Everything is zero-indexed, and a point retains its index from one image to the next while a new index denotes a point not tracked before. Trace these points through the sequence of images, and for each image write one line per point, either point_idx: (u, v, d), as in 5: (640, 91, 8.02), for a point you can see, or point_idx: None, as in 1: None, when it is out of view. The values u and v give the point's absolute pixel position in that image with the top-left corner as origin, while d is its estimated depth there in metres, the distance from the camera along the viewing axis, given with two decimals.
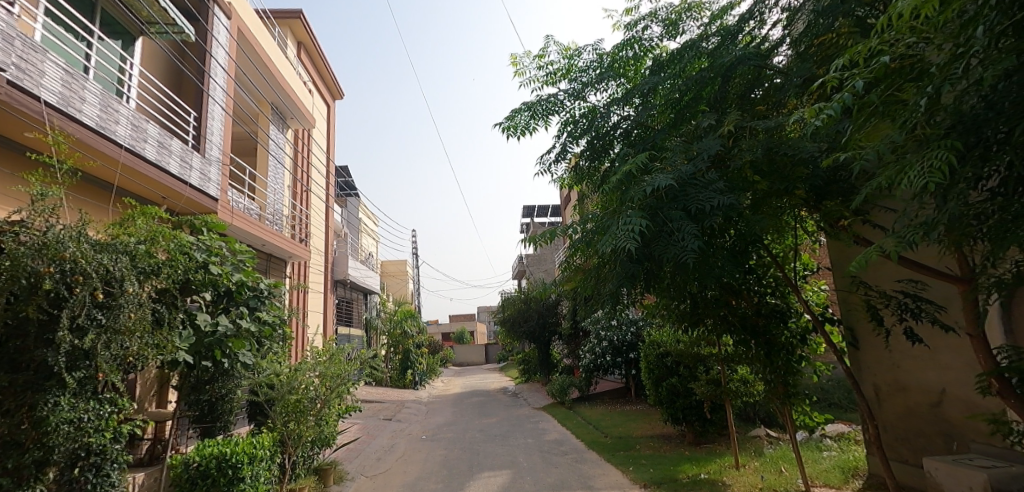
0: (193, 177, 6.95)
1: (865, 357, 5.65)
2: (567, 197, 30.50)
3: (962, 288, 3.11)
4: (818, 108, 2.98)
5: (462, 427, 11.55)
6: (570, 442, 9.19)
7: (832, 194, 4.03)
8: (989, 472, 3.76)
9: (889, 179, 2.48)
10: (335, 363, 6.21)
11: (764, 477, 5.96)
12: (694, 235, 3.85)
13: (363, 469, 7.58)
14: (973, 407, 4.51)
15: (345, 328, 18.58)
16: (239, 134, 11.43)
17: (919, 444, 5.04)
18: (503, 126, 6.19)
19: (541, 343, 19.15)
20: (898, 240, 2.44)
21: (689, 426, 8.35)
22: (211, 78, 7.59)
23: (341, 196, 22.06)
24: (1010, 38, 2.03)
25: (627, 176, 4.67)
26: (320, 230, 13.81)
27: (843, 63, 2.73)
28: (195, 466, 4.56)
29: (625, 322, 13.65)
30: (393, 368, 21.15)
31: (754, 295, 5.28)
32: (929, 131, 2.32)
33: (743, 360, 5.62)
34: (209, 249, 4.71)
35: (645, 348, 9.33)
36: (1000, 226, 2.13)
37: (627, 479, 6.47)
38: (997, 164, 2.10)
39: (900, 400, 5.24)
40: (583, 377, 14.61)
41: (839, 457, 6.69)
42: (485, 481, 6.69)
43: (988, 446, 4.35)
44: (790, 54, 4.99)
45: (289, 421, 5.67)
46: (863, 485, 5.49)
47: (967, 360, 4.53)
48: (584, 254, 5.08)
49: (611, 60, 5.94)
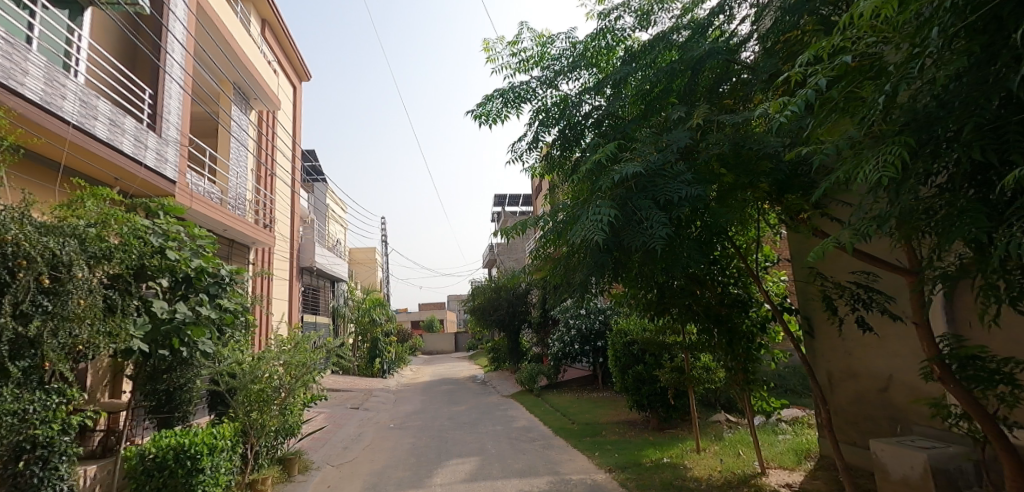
0: (149, 158, 6.65)
1: (821, 345, 5.91)
2: (540, 186, 30.46)
3: (910, 279, 3.25)
4: (783, 103, 3.05)
5: (431, 415, 11.54)
6: (539, 430, 9.29)
7: (793, 188, 4.12)
8: (929, 453, 4.00)
9: (847, 173, 2.57)
10: (300, 351, 6.09)
11: (723, 460, 6.18)
12: (662, 223, 3.93)
13: (329, 458, 7.50)
14: (916, 392, 4.77)
15: (312, 316, 18.23)
16: (199, 115, 10.99)
17: (867, 427, 5.31)
18: (475, 112, 6.13)
19: (511, 332, 19.24)
20: (853, 232, 2.51)
21: (653, 411, 8.58)
22: (168, 54, 7.25)
23: (307, 181, 21.55)
24: (962, 40, 2.12)
25: (597, 165, 4.69)
26: (285, 216, 13.48)
27: (807, 58, 2.79)
28: (151, 457, 4.41)
29: (593, 311, 13.81)
30: (361, 357, 20.92)
31: (718, 285, 5.44)
32: (884, 128, 2.41)
33: (706, 348, 5.80)
34: (166, 234, 4.48)
35: (612, 336, 9.50)
36: (946, 219, 2.17)
37: (593, 464, 6.62)
38: (946, 161, 2.19)
39: (851, 386, 5.50)
40: (551, 365, 14.76)
41: (792, 440, 7.00)
42: (454, 468, 6.72)
43: (929, 428, 4.61)
44: (757, 50, 5.11)
45: (252, 410, 5.52)
46: (814, 466, 5.76)
47: (913, 347, 4.78)
48: (555, 243, 5.06)
49: (584, 49, 5.95)
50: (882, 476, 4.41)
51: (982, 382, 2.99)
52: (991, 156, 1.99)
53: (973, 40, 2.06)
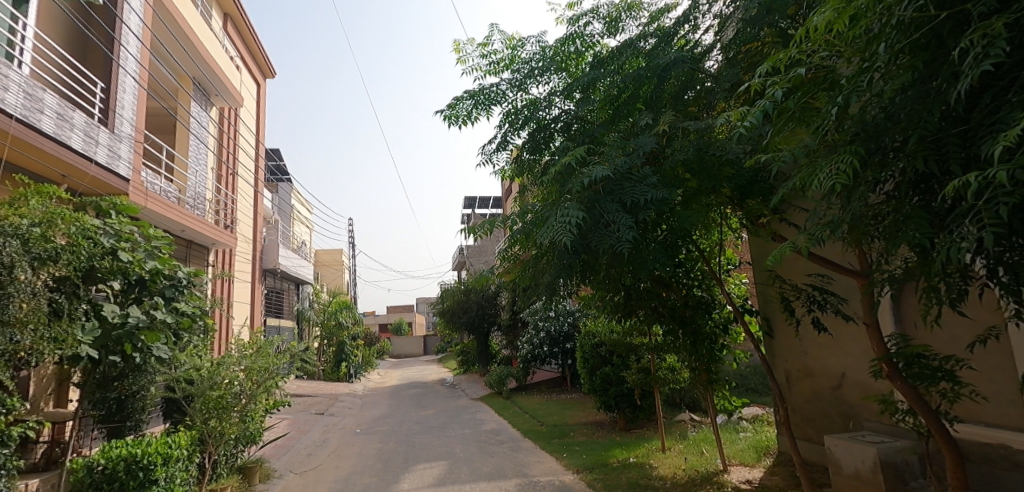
0: (100, 154, 6.35)
1: (780, 345, 6.12)
2: (509, 187, 30.50)
3: (861, 282, 3.42)
4: (743, 111, 3.15)
5: (398, 420, 11.38)
6: (507, 432, 9.29)
7: (754, 193, 4.25)
8: (879, 448, 4.19)
9: (803, 180, 2.67)
10: (262, 356, 5.88)
11: (687, 458, 6.32)
12: (628, 227, 4.01)
13: (292, 466, 7.30)
14: (867, 389, 4.99)
15: (275, 319, 17.71)
16: (156, 110, 10.58)
17: (822, 423, 5.52)
18: (445, 113, 6.10)
19: (480, 335, 19.18)
20: (809, 237, 2.61)
21: (620, 412, 8.70)
22: (122, 46, 6.95)
23: (271, 181, 20.98)
24: (907, 56, 2.23)
25: (566, 168, 4.74)
26: (248, 216, 13.09)
27: (766, 69, 2.89)
28: (99, 469, 4.20)
29: (562, 314, 13.93)
30: (326, 361, 20.47)
31: (683, 288, 5.56)
32: (837, 138, 2.53)
33: (671, 349, 5.92)
34: (118, 234, 4.27)
35: (580, 338, 9.61)
36: (893, 225, 2.27)
37: (561, 466, 6.67)
38: (893, 170, 2.30)
39: (808, 384, 5.71)
40: (520, 367, 14.79)
41: (753, 438, 7.21)
42: (421, 473, 6.64)
43: (878, 424, 4.83)
44: (720, 59, 5.26)
45: (210, 418, 5.31)
46: (773, 463, 5.95)
47: (863, 346, 5.00)
48: (524, 245, 5.07)
49: (554, 53, 6.00)
50: (835, 470, 4.59)
51: (926, 379, 3.16)
52: (933, 167, 2.10)
53: (917, 56, 2.18)
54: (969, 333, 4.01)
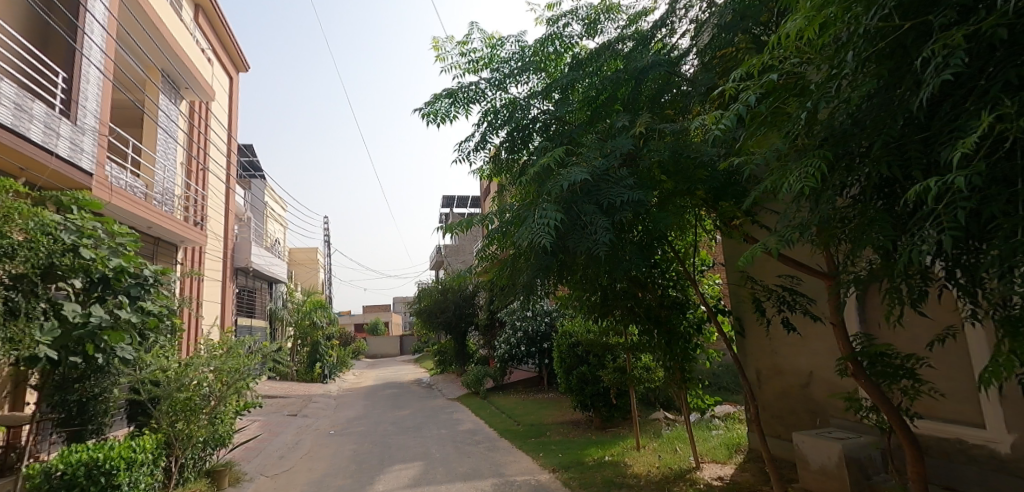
0: (61, 147, 6.10)
1: (751, 344, 6.26)
2: (487, 187, 30.46)
3: (828, 282, 3.52)
4: (718, 115, 3.21)
5: (374, 421, 11.25)
6: (483, 432, 9.27)
7: (727, 196, 4.34)
8: (844, 444, 4.32)
9: (774, 183, 2.73)
10: (233, 357, 5.68)
11: (661, 456, 6.41)
12: (605, 228, 4.05)
13: (263, 469, 7.15)
14: (833, 387, 5.14)
15: (247, 319, 17.30)
16: (122, 103, 10.23)
17: (790, 420, 5.66)
18: (423, 111, 6.05)
19: (457, 335, 19.10)
20: (779, 238, 2.67)
21: (596, 411, 8.78)
22: (86, 35, 6.69)
23: (244, 178, 20.50)
24: (873, 64, 2.31)
25: (544, 169, 4.75)
26: (219, 213, 12.77)
27: (740, 74, 2.95)
28: (58, 475, 4.04)
29: (540, 313, 13.97)
30: (300, 361, 20.10)
31: (658, 288, 5.64)
32: (807, 142, 2.59)
33: (646, 349, 6.00)
34: (80, 231, 4.12)
35: (557, 337, 9.66)
36: (858, 228, 2.34)
37: (537, 465, 6.69)
38: (858, 175, 2.37)
39: (777, 382, 5.85)
40: (497, 367, 14.78)
41: (725, 435, 7.36)
42: (396, 474, 6.57)
43: (843, 420, 4.98)
44: (696, 64, 5.35)
45: (177, 421, 5.16)
46: (743, 459, 6.08)
47: (830, 345, 5.15)
48: (502, 245, 5.06)
49: (533, 53, 6.01)
50: (803, 466, 4.71)
51: (888, 377, 3.27)
52: (896, 172, 2.17)
53: (882, 64, 2.25)
54: (929, 332, 4.16)
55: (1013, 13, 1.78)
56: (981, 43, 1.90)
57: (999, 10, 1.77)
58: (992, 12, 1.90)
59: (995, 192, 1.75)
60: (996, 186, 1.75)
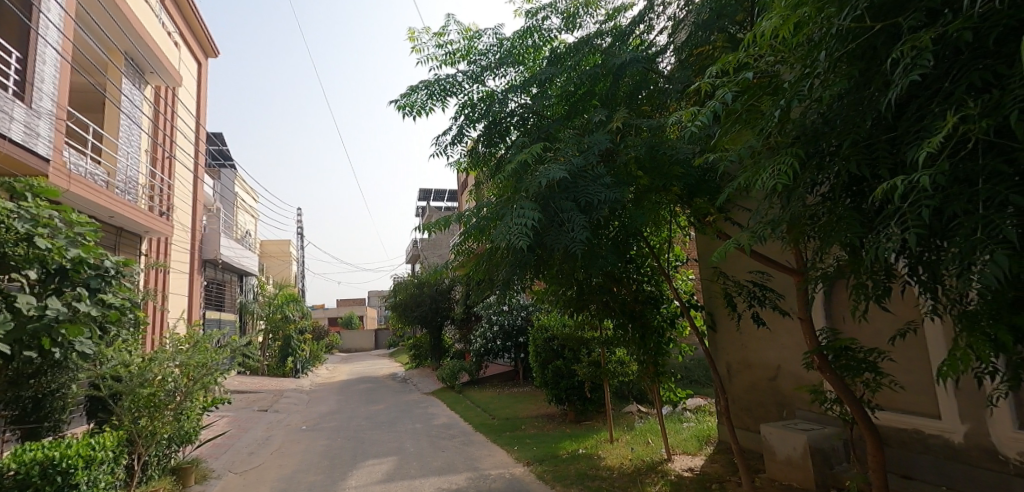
0: (15, 131, 5.81)
1: (722, 338, 6.39)
2: (465, 181, 30.23)
3: (796, 278, 3.61)
4: (694, 111, 3.23)
5: (347, 416, 11.11)
6: (458, 426, 9.26)
7: (702, 193, 4.40)
8: (809, 435, 4.46)
9: (747, 180, 2.78)
10: (199, 351, 5.52)
11: (633, 449, 6.51)
12: (581, 226, 4.08)
13: (231, 466, 6.98)
14: (799, 380, 5.29)
15: (216, 312, 16.85)
16: (82, 87, 9.81)
17: (758, 413, 5.82)
18: (399, 103, 5.95)
19: (433, 329, 18.99)
20: (751, 235, 2.71)
21: (571, 404, 8.86)
22: (43, 14, 6.38)
23: (213, 167, 19.90)
24: (844, 65, 2.35)
25: (522, 165, 4.72)
26: (186, 203, 12.36)
27: (716, 71, 2.98)
28: (10, 475, 3.84)
29: (516, 308, 14.00)
30: (271, 356, 19.72)
31: (633, 283, 5.69)
32: (779, 140, 2.63)
33: (621, 343, 6.07)
34: (35, 220, 3.96)
35: (533, 332, 9.68)
36: (828, 225, 2.38)
37: (512, 459, 6.71)
38: (828, 173, 2.42)
39: (747, 376, 5.99)
40: (473, 361, 14.78)
41: (695, 427, 7.52)
42: (369, 469, 6.51)
43: (809, 412, 5.13)
44: (673, 60, 5.40)
45: (140, 417, 5.03)
46: (713, 451, 6.21)
47: (797, 340, 5.29)
48: (478, 239, 5.02)
49: (511, 46, 5.96)
50: (770, 457, 4.83)
51: (852, 370, 3.38)
52: (864, 171, 2.20)
53: (853, 64, 2.30)
54: (890, 326, 4.31)
55: (978, 16, 1.83)
56: (947, 46, 1.96)
57: (964, 13, 1.83)
58: (958, 15, 1.96)
59: (957, 191, 1.80)
60: (958, 186, 1.81)
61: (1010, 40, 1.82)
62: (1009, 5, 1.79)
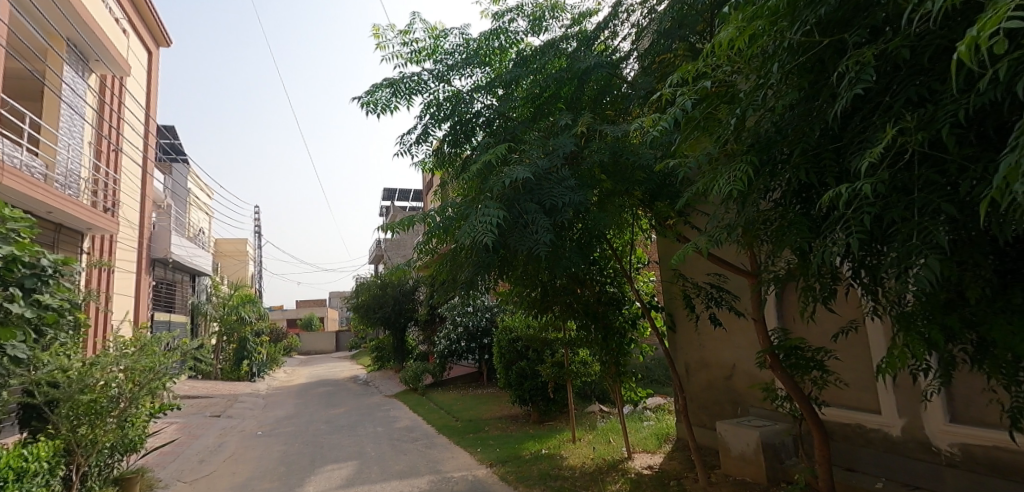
0: None
1: (681, 339, 6.56)
2: (431, 181, 29.96)
3: (750, 281, 3.74)
4: (656, 117, 3.30)
5: (305, 420, 10.81)
6: (421, 428, 9.16)
7: (663, 196, 4.52)
8: (761, 432, 4.63)
9: (705, 186, 2.87)
10: (146, 355, 5.27)
11: (595, 448, 6.61)
12: (546, 227, 4.11)
13: (179, 475, 6.68)
14: (753, 379, 5.49)
15: (165, 313, 16.10)
16: (18, 73, 9.20)
17: (714, 410, 6.01)
18: (362, 100, 5.84)
19: (396, 330, 18.72)
20: (708, 239, 2.80)
21: (534, 405, 8.90)
22: None
23: (165, 162, 19.02)
24: (795, 77, 2.46)
25: (487, 165, 4.72)
26: (133, 199, 11.75)
27: (676, 79, 3.06)
28: None
29: (480, 309, 13.97)
30: (225, 359, 19.00)
31: (596, 284, 5.78)
32: (735, 147, 2.73)
33: (584, 343, 6.15)
34: None
35: (497, 333, 9.68)
36: (780, 230, 2.48)
37: (475, 460, 6.68)
38: (779, 180, 2.52)
39: (704, 375, 6.17)
40: (436, 363, 14.57)
41: (655, 426, 7.70)
42: (328, 475, 6.36)
43: (761, 410, 5.33)
44: (637, 67, 5.51)
45: (79, 425, 4.75)
46: (672, 448, 6.37)
47: (751, 339, 5.49)
48: (442, 240, 4.98)
49: (477, 47, 5.95)
50: (724, 453, 4.99)
51: (801, 369, 3.53)
52: (813, 178, 2.31)
53: (803, 77, 2.41)
54: (836, 326, 4.52)
55: (914, 35, 1.95)
56: (887, 62, 2.08)
57: (904, 32, 1.94)
58: (898, 33, 2.08)
59: (896, 199, 1.91)
60: (897, 194, 1.92)
61: (943, 59, 1.94)
62: (942, 25, 1.91)
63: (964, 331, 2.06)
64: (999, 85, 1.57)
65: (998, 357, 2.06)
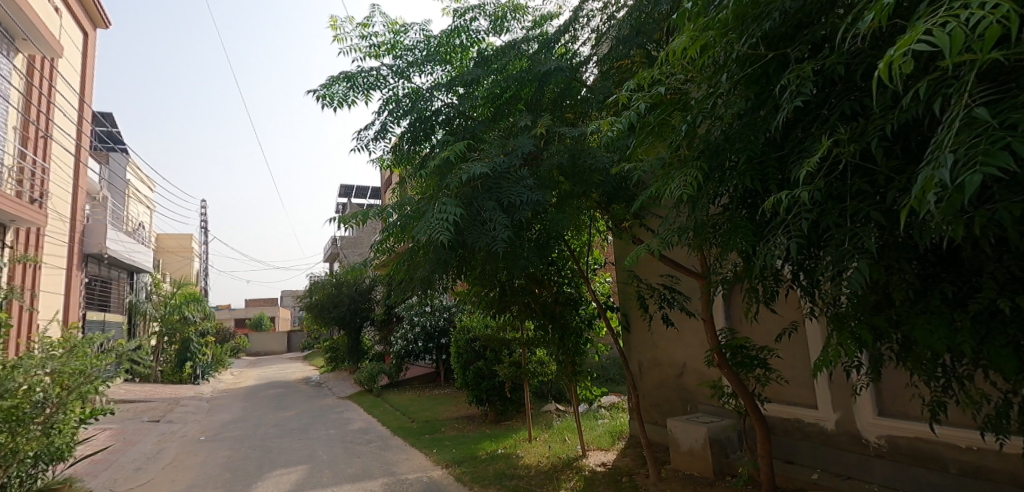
0: None
1: (635, 338, 6.72)
2: (389, 178, 29.44)
3: (700, 282, 3.87)
4: (613, 121, 3.37)
5: (253, 424, 10.40)
6: (376, 430, 9.00)
7: (619, 199, 4.63)
8: (709, 427, 4.81)
9: (658, 190, 2.94)
10: (77, 357, 4.96)
11: (551, 446, 6.68)
12: (504, 226, 4.11)
13: (113, 484, 6.30)
14: (702, 377, 5.69)
15: (100, 312, 15.12)
16: None
17: (665, 408, 6.19)
18: (318, 93, 5.67)
19: (351, 330, 18.28)
20: (661, 241, 2.88)
21: (491, 405, 8.90)
22: None
23: (101, 151, 17.88)
24: (743, 87, 2.57)
25: (445, 162, 4.68)
26: (64, 189, 10.97)
27: (633, 85, 3.13)
28: None
29: (438, 309, 13.84)
30: (167, 360, 18.03)
31: (554, 285, 5.84)
32: (687, 153, 2.83)
33: (542, 343, 6.20)
34: None
35: (455, 333, 9.64)
36: (727, 233, 2.59)
37: (430, 462, 6.62)
38: (727, 186, 2.62)
39: (656, 373, 6.35)
40: (393, 364, 14.35)
41: (609, 424, 7.85)
42: (277, 480, 6.14)
43: (710, 406, 5.53)
44: (596, 71, 5.61)
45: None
46: (625, 445, 6.51)
47: (701, 339, 5.69)
48: (399, 238, 4.91)
49: (438, 44, 5.90)
50: (674, 449, 5.15)
51: (746, 366, 3.70)
52: (757, 185, 2.42)
53: (750, 87, 2.53)
54: (778, 326, 4.75)
55: (848, 53, 2.09)
56: (825, 78, 2.21)
57: (840, 50, 2.08)
58: (834, 51, 2.21)
59: (831, 206, 2.03)
60: (832, 201, 2.04)
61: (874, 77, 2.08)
62: (872, 46, 2.06)
63: (891, 330, 2.21)
64: (921, 102, 1.70)
65: (919, 354, 2.22)
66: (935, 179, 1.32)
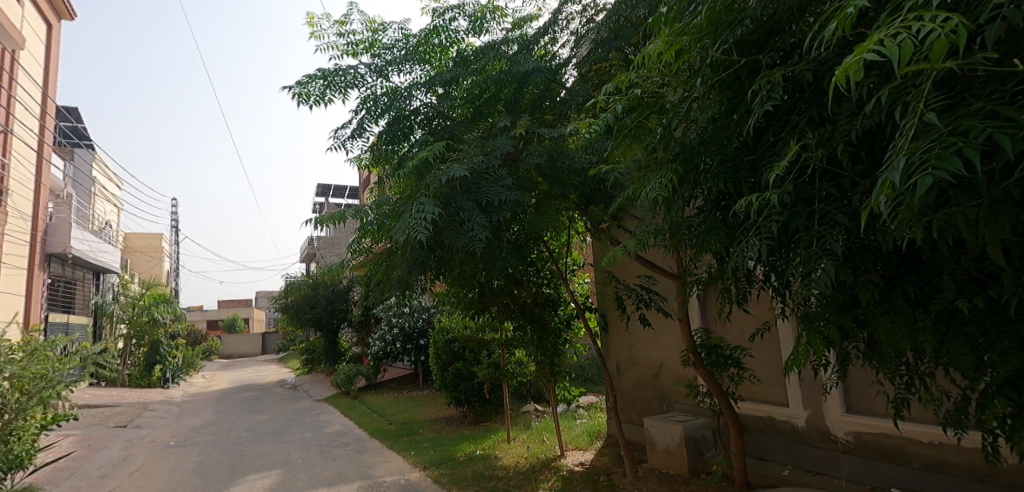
0: None
1: (613, 339, 6.78)
2: (368, 178, 29.11)
3: (676, 282, 3.93)
4: (590, 123, 3.40)
5: (225, 428, 10.17)
6: (352, 433, 8.88)
7: (597, 201, 4.66)
8: (685, 426, 4.88)
9: (635, 191, 2.98)
10: (38, 361, 4.80)
11: (529, 447, 6.69)
12: (482, 226, 4.11)
13: None
14: (678, 376, 5.77)
15: (63, 314, 14.59)
16: None
17: (642, 407, 6.26)
18: (294, 91, 5.57)
19: (328, 332, 18.01)
20: (637, 242, 2.92)
21: (470, 407, 8.88)
22: None
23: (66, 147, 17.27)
24: (716, 92, 2.62)
25: (423, 162, 4.66)
26: (25, 186, 10.55)
27: (611, 88, 3.16)
28: None
29: (417, 310, 13.74)
30: (135, 364, 17.49)
31: (533, 285, 5.86)
32: (663, 155, 2.87)
33: (521, 343, 6.20)
34: None
35: (433, 334, 9.58)
36: (701, 235, 2.63)
37: (408, 464, 6.57)
38: (701, 188, 2.67)
39: (633, 373, 6.41)
40: (370, 366, 14.18)
41: (588, 424, 7.90)
42: (249, 485, 6.01)
43: (685, 405, 5.61)
44: (575, 73, 5.64)
45: None
46: (602, 445, 6.56)
47: (677, 339, 5.78)
48: (377, 238, 4.85)
49: (417, 43, 5.86)
50: (651, 448, 5.21)
51: (720, 366, 3.77)
52: (730, 187, 2.47)
53: (723, 92, 2.58)
54: (751, 326, 4.85)
55: (816, 61, 2.15)
56: (794, 84, 2.27)
57: (808, 57, 2.14)
58: (803, 58, 2.27)
59: (800, 209, 2.08)
60: (800, 205, 2.09)
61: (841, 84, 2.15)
62: (839, 54, 2.12)
63: (857, 330, 2.28)
64: (883, 109, 1.77)
65: (883, 353, 2.30)
66: (891, 183, 1.37)
